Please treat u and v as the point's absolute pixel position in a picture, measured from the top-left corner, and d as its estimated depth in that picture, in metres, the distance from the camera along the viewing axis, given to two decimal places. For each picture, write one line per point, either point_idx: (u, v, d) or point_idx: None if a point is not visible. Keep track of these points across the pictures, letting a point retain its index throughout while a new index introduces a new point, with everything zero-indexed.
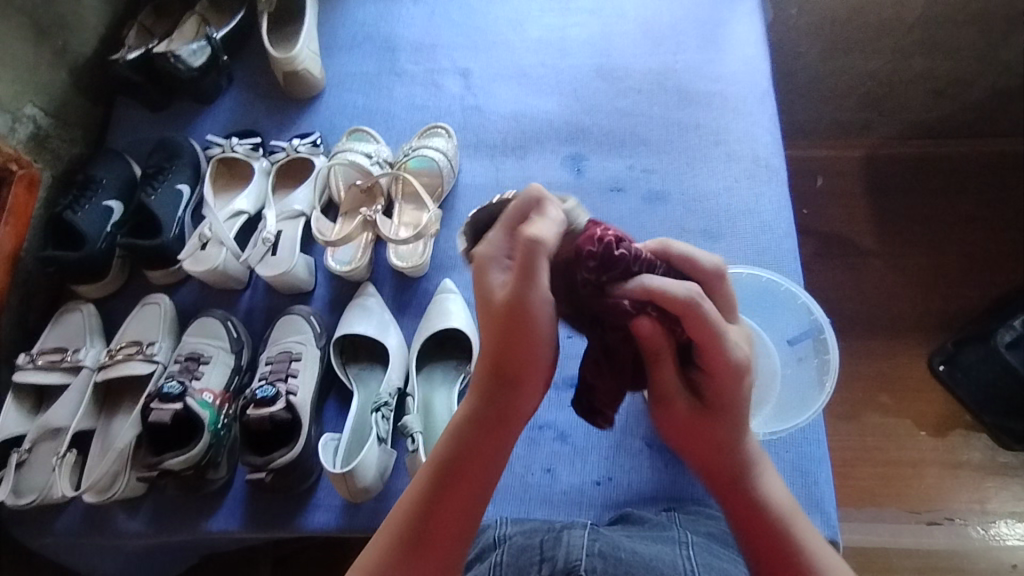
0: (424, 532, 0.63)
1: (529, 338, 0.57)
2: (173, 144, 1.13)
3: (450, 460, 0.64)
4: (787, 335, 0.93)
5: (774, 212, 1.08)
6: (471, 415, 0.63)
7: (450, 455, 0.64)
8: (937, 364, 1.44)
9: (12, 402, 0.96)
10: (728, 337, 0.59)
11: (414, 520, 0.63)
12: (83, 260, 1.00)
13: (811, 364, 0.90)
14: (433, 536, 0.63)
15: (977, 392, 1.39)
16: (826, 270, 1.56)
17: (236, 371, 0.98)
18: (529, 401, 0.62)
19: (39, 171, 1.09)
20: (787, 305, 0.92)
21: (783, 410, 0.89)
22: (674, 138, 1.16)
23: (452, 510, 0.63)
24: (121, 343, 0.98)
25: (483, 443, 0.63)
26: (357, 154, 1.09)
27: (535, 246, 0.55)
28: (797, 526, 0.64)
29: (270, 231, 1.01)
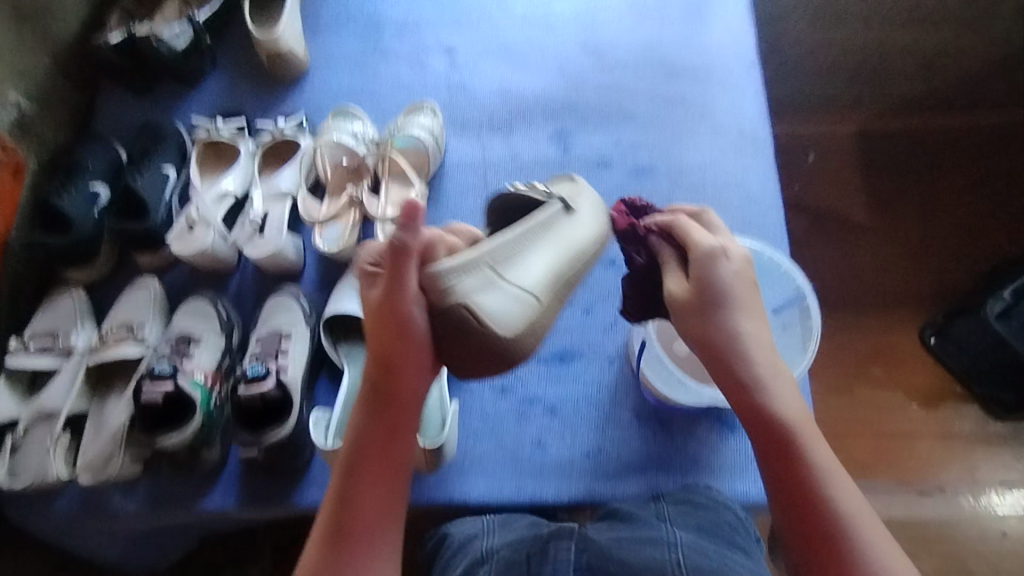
0: (344, 522, 0.65)
1: (406, 335, 0.64)
2: (159, 128, 1.12)
3: (358, 448, 0.68)
4: (772, 304, 0.92)
5: (760, 184, 1.09)
6: (365, 406, 0.68)
7: (356, 443, 0.68)
8: (929, 338, 1.46)
9: (4, 386, 0.96)
10: (700, 236, 0.76)
11: (337, 508, 0.66)
12: (70, 246, 1.01)
13: (791, 334, 0.91)
14: (349, 527, 0.65)
15: (968, 362, 1.41)
16: (818, 243, 1.57)
17: (226, 352, 0.98)
18: (417, 384, 0.68)
19: (25, 158, 1.08)
20: (770, 277, 0.91)
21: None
22: (660, 112, 1.16)
23: (367, 497, 0.67)
24: (112, 327, 0.99)
25: (387, 425, 0.68)
26: (344, 133, 1.09)
27: (400, 255, 0.64)
28: (803, 433, 0.69)
29: (257, 213, 1.02)
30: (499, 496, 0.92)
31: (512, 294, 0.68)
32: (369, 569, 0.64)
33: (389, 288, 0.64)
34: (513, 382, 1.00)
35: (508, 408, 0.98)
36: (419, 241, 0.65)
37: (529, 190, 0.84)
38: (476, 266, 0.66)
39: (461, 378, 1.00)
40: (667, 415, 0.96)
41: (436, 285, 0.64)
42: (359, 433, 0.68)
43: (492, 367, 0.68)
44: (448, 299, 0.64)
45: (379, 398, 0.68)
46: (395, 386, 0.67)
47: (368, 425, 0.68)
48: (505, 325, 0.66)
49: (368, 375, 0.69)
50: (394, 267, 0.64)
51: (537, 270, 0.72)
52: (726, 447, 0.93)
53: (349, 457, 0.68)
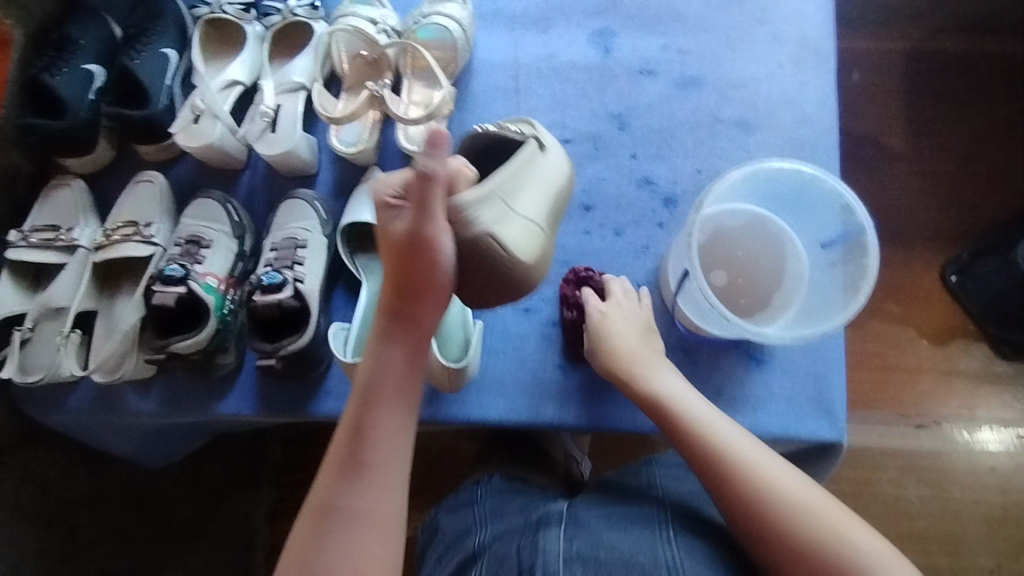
0: (359, 452, 0.62)
1: (434, 267, 0.60)
2: (155, 2, 0.99)
3: (376, 382, 0.64)
4: (821, 238, 0.86)
5: (817, 103, 0.99)
6: (382, 335, 0.64)
7: (373, 376, 0.64)
8: (950, 277, 1.41)
9: (9, 279, 0.92)
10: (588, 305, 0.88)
11: (351, 438, 0.63)
12: (66, 131, 0.92)
13: (848, 270, 0.81)
14: (362, 462, 0.62)
15: (986, 302, 1.39)
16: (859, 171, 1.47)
17: (239, 257, 0.93)
18: (437, 314, 0.64)
19: (10, 28, 0.98)
20: (825, 205, 0.83)
21: (809, 315, 0.84)
22: (715, 15, 1.03)
23: (381, 433, 0.63)
24: (117, 223, 0.93)
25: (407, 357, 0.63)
26: (361, 19, 0.96)
27: (425, 181, 0.58)
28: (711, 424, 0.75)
29: (269, 105, 0.92)
30: (520, 417, 0.91)
31: (524, 225, 0.68)
32: (382, 502, 0.62)
33: (416, 215, 0.59)
34: (539, 304, 0.96)
35: (531, 330, 0.95)
36: (446, 170, 0.59)
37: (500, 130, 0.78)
38: (492, 200, 0.65)
39: None
40: (695, 345, 0.92)
41: (462, 220, 0.63)
42: (377, 367, 0.63)
43: (506, 297, 0.70)
44: (474, 237, 0.63)
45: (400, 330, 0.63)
46: (416, 316, 0.63)
47: (386, 353, 0.63)
48: (524, 256, 0.67)
49: (385, 303, 0.63)
50: (420, 196, 0.59)
51: (539, 201, 0.72)
52: (752, 380, 0.89)
53: (364, 391, 0.64)
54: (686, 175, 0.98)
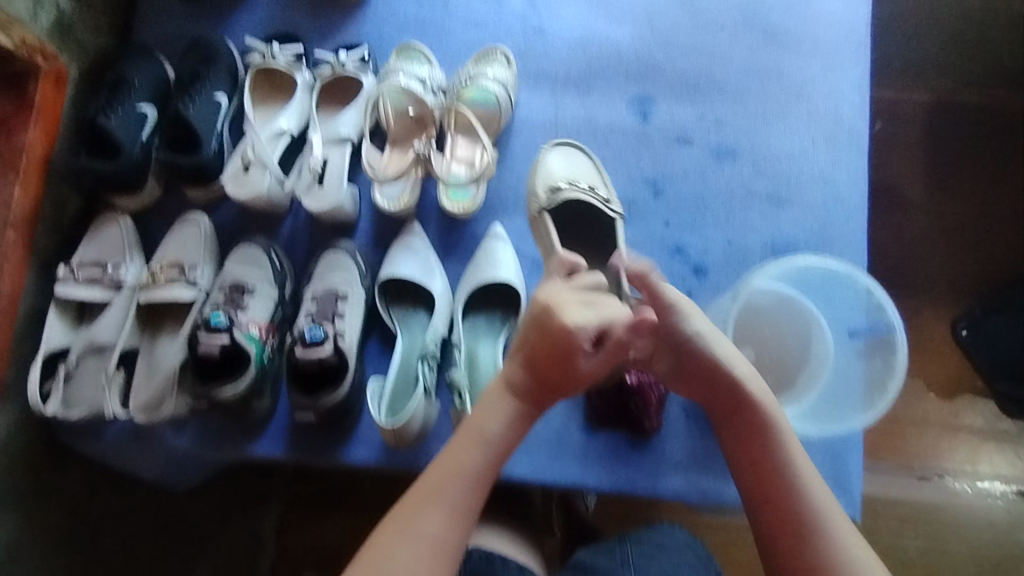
0: (463, 492, 0.70)
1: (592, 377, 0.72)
2: (209, 47, 1.03)
3: (488, 434, 0.72)
4: (850, 326, 0.88)
5: (849, 182, 1.01)
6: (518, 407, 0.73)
7: (485, 429, 0.72)
8: (962, 333, 1.42)
9: (56, 313, 0.95)
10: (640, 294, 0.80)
11: (458, 480, 0.70)
12: (118, 172, 0.95)
13: (874, 363, 0.86)
14: (445, 485, 0.69)
15: (997, 359, 1.40)
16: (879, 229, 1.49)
17: (280, 304, 0.96)
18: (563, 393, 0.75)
19: (65, 65, 1.00)
20: (854, 300, 0.88)
21: (830, 402, 0.87)
22: (754, 87, 1.05)
23: (467, 462, 0.71)
24: (161, 263, 0.96)
25: (507, 413, 0.73)
26: (411, 77, 0.99)
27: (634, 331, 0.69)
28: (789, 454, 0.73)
29: (316, 159, 0.95)
30: (543, 476, 0.94)
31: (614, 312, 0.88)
32: (449, 524, 0.68)
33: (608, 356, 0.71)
34: None
35: None
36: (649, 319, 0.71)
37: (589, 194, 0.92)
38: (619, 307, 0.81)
39: None
40: None
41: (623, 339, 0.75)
42: (503, 428, 0.72)
43: None
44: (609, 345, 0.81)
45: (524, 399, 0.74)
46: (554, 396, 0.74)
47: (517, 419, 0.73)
48: None
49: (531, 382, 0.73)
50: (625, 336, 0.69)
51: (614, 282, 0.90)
52: None
53: (488, 445, 0.72)
54: (716, 245, 1.00)
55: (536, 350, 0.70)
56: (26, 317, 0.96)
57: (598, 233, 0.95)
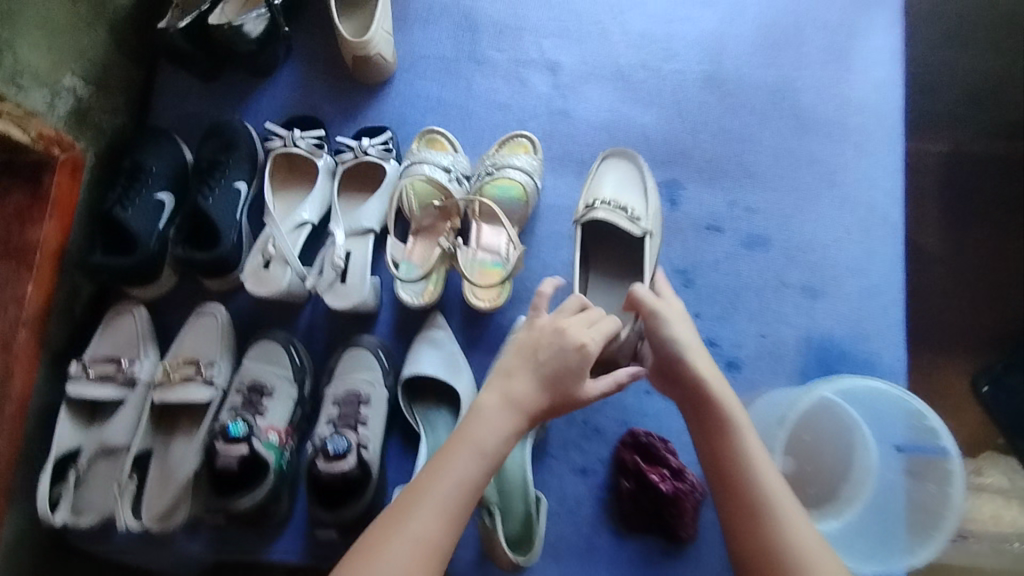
0: (441, 499, 0.66)
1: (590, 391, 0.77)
2: (229, 132, 1.01)
3: (483, 445, 0.70)
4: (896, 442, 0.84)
5: (887, 273, 0.98)
6: (514, 410, 0.73)
7: (479, 438, 0.70)
8: (980, 386, 1.23)
9: (67, 414, 0.91)
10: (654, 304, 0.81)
11: (444, 491, 0.66)
12: (136, 266, 0.92)
13: (926, 488, 0.81)
14: (429, 485, 0.67)
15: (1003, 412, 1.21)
16: (925, 294, 1.29)
17: (299, 402, 0.93)
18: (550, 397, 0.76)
19: (82, 152, 0.97)
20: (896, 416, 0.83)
21: (872, 534, 0.83)
22: (786, 173, 1.02)
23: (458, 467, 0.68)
24: (176, 360, 0.93)
25: (506, 423, 0.72)
26: (436, 167, 0.97)
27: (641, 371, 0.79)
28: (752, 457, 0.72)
29: (339, 255, 0.91)
30: None
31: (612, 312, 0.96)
32: (438, 524, 0.65)
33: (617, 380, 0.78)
34: (595, 465, 0.95)
35: (586, 493, 0.94)
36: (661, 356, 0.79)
37: (614, 214, 0.91)
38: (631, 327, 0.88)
39: (540, 454, 0.96)
40: None
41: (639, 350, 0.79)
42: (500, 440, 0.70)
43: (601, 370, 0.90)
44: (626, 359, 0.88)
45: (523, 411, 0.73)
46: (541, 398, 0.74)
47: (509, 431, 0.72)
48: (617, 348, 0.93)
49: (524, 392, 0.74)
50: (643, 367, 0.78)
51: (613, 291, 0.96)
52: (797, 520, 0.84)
53: (483, 457, 0.69)
54: (749, 340, 0.98)
55: (535, 352, 0.76)
56: (37, 414, 0.92)
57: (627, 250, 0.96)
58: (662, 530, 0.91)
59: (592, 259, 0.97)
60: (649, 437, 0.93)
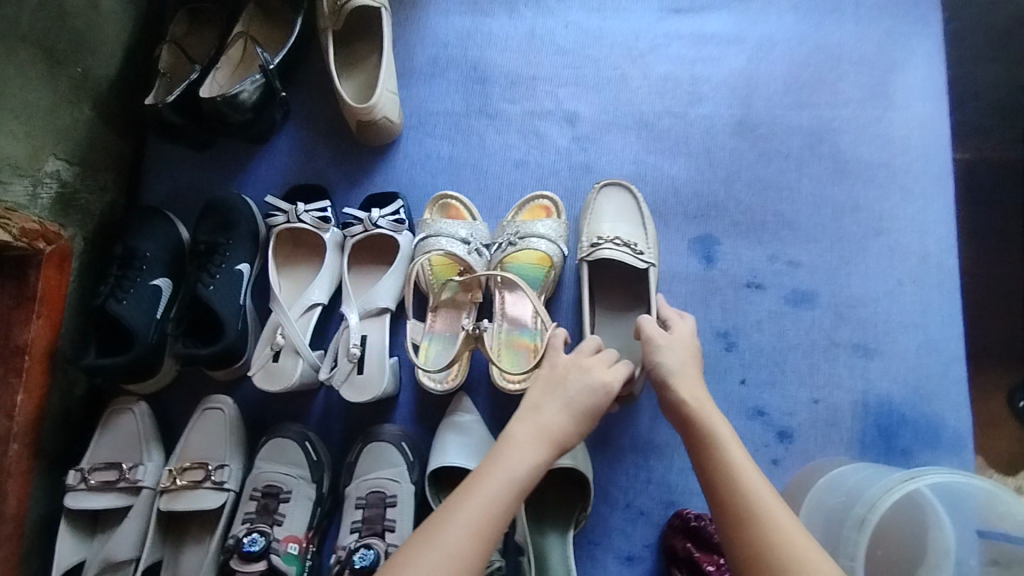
0: (471, 522, 0.59)
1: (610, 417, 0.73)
2: (227, 208, 0.93)
3: (511, 473, 0.64)
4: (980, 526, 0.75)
5: (944, 327, 0.94)
6: (537, 439, 0.68)
7: (507, 468, 0.64)
8: (1016, 401, 1.02)
9: (67, 528, 0.84)
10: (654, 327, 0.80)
11: (474, 514, 0.60)
12: (133, 364, 0.85)
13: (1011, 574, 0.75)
14: (459, 512, 0.60)
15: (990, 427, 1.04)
16: (993, 314, 1.06)
17: (319, 502, 0.85)
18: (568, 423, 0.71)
19: (70, 239, 0.90)
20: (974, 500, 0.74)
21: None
22: (828, 223, 0.98)
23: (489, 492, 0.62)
24: (182, 463, 0.86)
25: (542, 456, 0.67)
26: (452, 239, 0.90)
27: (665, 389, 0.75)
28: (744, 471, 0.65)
29: (355, 345, 0.84)
30: None
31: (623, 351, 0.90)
32: (472, 547, 0.58)
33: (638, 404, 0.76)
34: (642, 552, 0.88)
35: None
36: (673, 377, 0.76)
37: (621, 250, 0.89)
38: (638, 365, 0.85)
39: (582, 543, 0.88)
40: None
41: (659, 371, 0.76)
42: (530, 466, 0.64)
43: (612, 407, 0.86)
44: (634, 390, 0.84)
45: (550, 442, 0.68)
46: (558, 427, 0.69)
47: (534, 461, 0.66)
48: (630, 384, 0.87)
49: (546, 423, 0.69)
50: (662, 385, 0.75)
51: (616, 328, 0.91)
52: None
53: (515, 488, 0.63)
54: (801, 407, 0.92)
55: (565, 386, 0.73)
56: (34, 527, 0.84)
57: (633, 284, 0.93)
58: None
59: (598, 292, 0.93)
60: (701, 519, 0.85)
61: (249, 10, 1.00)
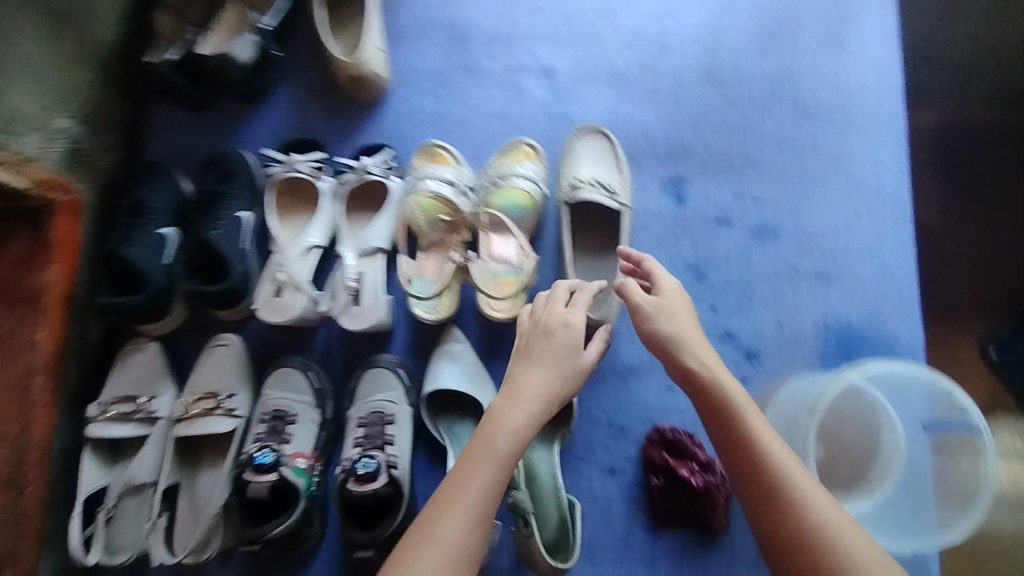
0: (472, 505, 0.64)
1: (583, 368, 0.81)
2: (229, 162, 1.00)
3: (501, 448, 0.69)
4: (922, 419, 0.87)
5: (896, 253, 1.02)
6: (528, 408, 0.73)
7: (497, 444, 0.69)
8: (988, 350, 1.01)
9: (91, 456, 0.90)
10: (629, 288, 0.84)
11: (474, 497, 0.65)
12: (147, 303, 0.92)
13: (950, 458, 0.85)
14: (455, 494, 0.65)
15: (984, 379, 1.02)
16: None
17: (324, 426, 0.93)
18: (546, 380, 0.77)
19: (82, 193, 0.96)
20: (917, 393, 0.85)
21: (904, 518, 0.85)
22: (789, 161, 1.05)
23: (482, 472, 0.67)
24: (195, 395, 0.92)
25: (524, 433, 0.71)
26: (439, 181, 0.97)
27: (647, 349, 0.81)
28: (770, 446, 0.69)
29: (352, 278, 0.92)
30: None
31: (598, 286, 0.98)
32: (469, 525, 0.63)
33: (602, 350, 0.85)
34: (623, 464, 0.95)
35: (617, 492, 0.95)
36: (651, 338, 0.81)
37: (595, 192, 0.96)
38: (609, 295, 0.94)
39: (568, 457, 0.96)
40: None
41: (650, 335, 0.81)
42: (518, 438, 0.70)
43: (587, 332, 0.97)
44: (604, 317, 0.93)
45: (542, 406, 0.75)
46: (544, 393, 0.75)
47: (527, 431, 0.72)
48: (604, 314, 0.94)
49: (536, 390, 0.75)
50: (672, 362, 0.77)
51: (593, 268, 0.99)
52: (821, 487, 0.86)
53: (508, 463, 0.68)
54: (767, 329, 1.00)
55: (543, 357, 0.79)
56: (60, 457, 0.91)
57: (607, 224, 1.00)
58: (691, 519, 0.92)
59: (578, 232, 1.00)
60: (674, 431, 0.94)
61: None
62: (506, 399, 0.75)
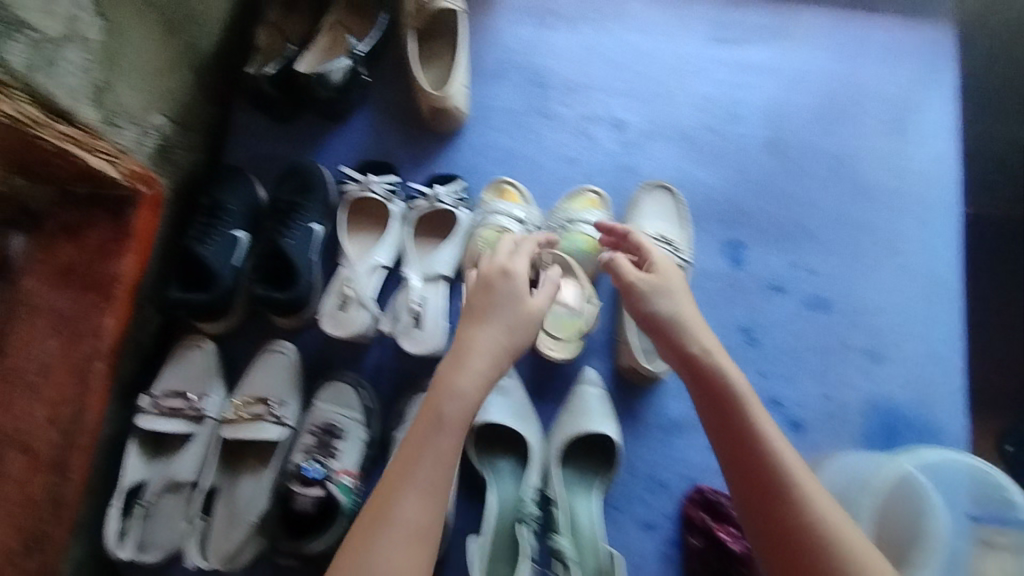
0: (427, 479, 0.64)
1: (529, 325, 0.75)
2: (306, 174, 1.03)
3: (449, 420, 0.67)
4: (968, 510, 0.84)
5: (946, 340, 1.03)
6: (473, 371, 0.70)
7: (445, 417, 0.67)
8: (1003, 444, 1.19)
9: (137, 448, 0.90)
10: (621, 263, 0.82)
11: (425, 472, 0.64)
12: (214, 302, 0.94)
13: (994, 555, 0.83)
14: (413, 467, 0.64)
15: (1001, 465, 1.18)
16: None
17: (369, 445, 0.92)
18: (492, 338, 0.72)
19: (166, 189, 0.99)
20: (960, 479, 0.86)
21: None
22: (845, 238, 1.08)
23: (435, 447, 0.65)
24: (246, 398, 0.92)
25: (470, 399, 0.68)
26: (509, 218, 1.00)
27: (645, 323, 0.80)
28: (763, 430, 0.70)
29: (416, 301, 0.93)
30: None
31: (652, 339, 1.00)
32: (421, 509, 0.63)
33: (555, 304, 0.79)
34: (661, 520, 0.95)
35: (652, 548, 0.94)
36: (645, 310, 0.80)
37: (657, 246, 0.99)
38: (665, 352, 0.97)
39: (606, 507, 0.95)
40: None
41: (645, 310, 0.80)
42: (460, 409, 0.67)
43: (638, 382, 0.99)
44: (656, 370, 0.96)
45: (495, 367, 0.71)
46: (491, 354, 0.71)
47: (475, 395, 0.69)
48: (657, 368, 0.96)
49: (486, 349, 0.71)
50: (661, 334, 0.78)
51: None
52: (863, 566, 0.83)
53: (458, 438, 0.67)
54: (814, 400, 1.01)
55: (491, 319, 0.73)
56: (104, 445, 0.91)
57: None
58: None
59: None
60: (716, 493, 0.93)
61: (339, 3, 1.12)
62: (450, 364, 0.70)
